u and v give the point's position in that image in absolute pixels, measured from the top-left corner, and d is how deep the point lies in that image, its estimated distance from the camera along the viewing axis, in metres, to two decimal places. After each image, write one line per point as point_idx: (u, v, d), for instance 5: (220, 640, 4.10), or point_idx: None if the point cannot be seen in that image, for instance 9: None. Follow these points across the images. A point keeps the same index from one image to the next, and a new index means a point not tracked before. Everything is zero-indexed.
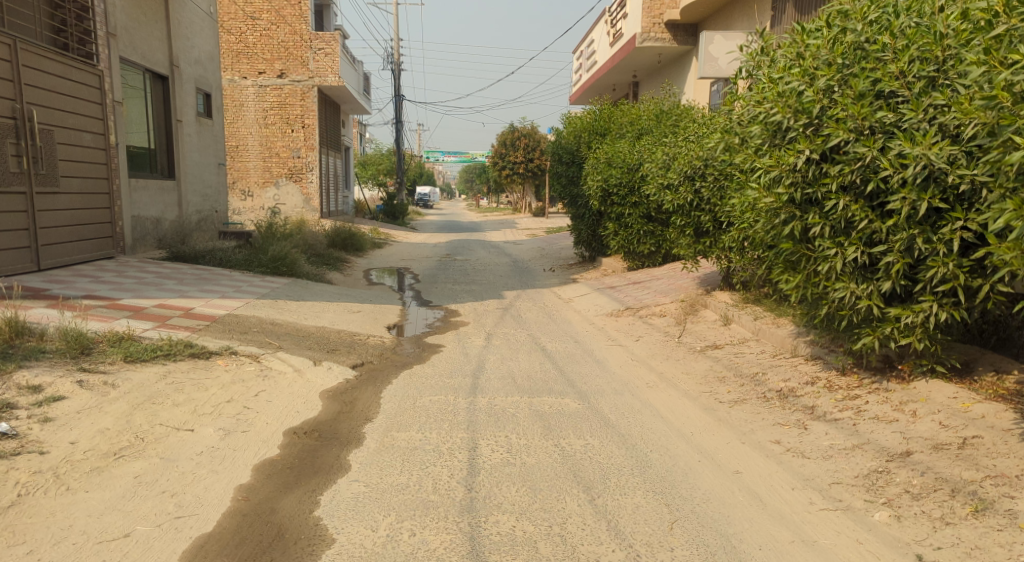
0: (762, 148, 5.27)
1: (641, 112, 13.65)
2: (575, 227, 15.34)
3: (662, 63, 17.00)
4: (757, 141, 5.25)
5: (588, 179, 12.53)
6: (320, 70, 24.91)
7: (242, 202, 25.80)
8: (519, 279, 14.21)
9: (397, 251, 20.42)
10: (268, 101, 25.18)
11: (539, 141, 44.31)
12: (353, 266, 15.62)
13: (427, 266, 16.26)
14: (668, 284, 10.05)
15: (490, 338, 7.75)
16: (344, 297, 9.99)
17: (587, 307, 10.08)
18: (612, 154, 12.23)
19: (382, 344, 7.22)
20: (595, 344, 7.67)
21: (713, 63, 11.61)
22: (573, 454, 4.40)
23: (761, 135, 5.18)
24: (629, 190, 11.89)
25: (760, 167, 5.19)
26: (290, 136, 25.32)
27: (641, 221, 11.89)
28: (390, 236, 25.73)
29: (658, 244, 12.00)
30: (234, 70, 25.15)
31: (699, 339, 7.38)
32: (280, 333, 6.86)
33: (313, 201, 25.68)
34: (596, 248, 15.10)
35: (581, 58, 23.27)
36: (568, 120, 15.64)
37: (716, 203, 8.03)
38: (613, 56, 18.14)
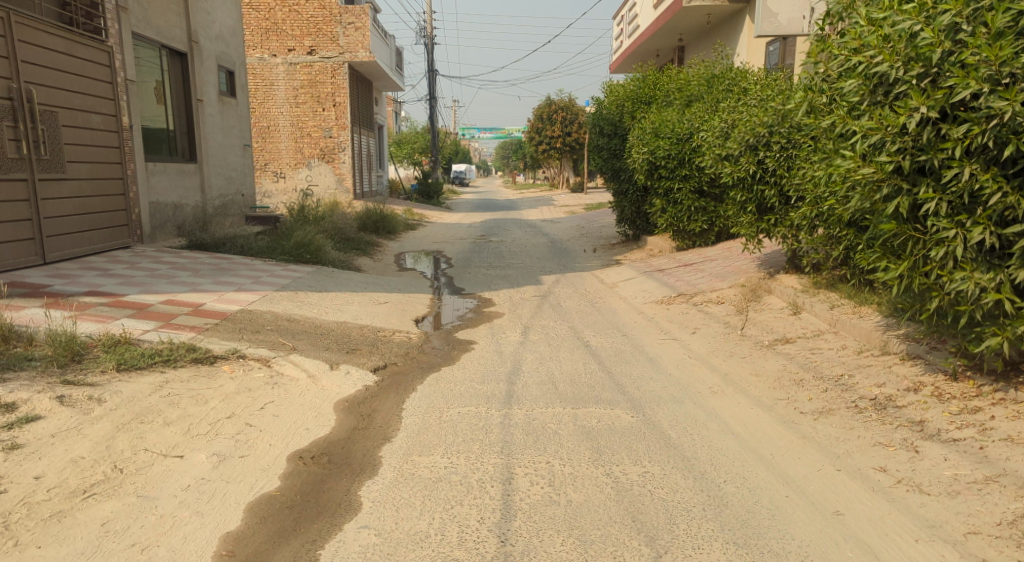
0: (859, 108, 4.42)
1: (690, 77, 12.65)
2: (617, 204, 14.45)
3: (711, 25, 15.90)
4: (853, 99, 4.40)
5: (632, 151, 11.61)
6: (351, 45, 24.25)
7: (274, 184, 25.43)
8: (557, 261, 13.43)
9: (431, 233, 19.78)
10: (298, 79, 24.62)
11: (577, 114, 43.11)
12: (384, 250, 15.03)
13: (461, 248, 15.58)
14: (721, 267, 9.17)
15: (527, 332, 7.01)
16: (371, 286, 9.36)
17: (633, 293, 9.24)
18: (659, 124, 11.31)
19: (409, 341, 6.56)
20: (644, 338, 6.86)
21: (771, 19, 10.63)
22: (630, 488, 3.63)
23: (859, 91, 4.33)
24: (679, 163, 10.97)
25: (856, 131, 4.35)
26: (321, 115, 24.80)
27: (692, 196, 10.98)
28: (424, 217, 25.15)
29: (710, 222, 11.08)
30: (264, 48, 24.62)
31: (764, 332, 6.52)
32: (296, 332, 6.23)
33: (346, 182, 25.23)
34: (641, 226, 14.23)
35: (622, 24, 22.13)
36: (609, 88, 14.63)
37: (785, 176, 7.13)
38: (657, 18, 17.06)
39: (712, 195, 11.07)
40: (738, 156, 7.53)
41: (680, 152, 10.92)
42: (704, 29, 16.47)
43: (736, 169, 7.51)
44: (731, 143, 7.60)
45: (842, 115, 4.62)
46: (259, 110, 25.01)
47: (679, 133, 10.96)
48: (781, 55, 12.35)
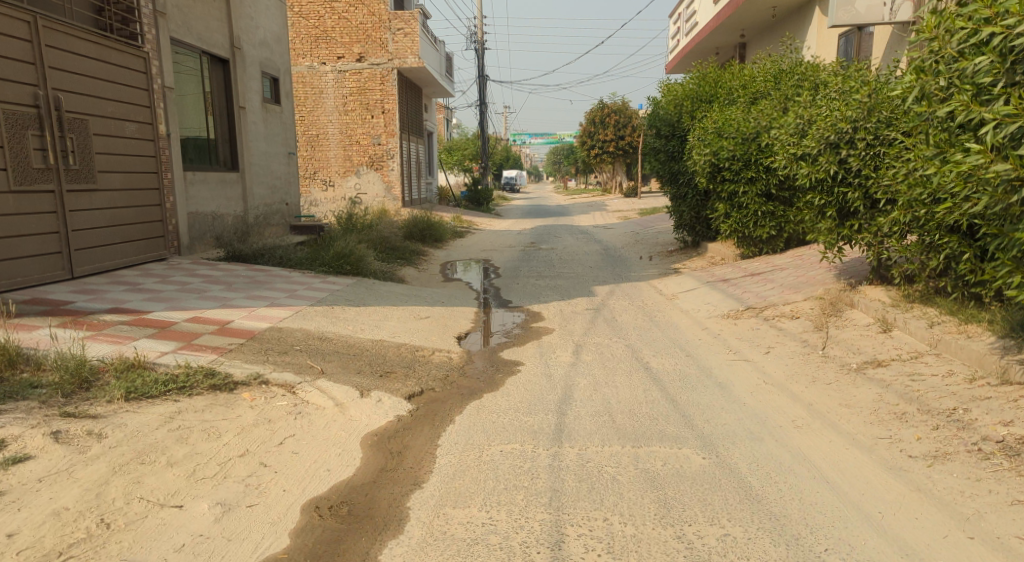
0: (992, 90, 3.94)
1: (755, 73, 11.84)
2: (676, 209, 13.70)
3: (777, 18, 15.03)
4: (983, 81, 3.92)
5: (694, 153, 10.92)
6: (399, 51, 24.06)
7: (323, 193, 25.40)
8: (611, 270, 12.73)
9: (480, 241, 19.31)
10: (347, 86, 24.55)
11: (630, 116, 42.19)
12: (430, 259, 14.59)
13: (510, 256, 15.03)
14: (793, 278, 8.36)
15: (579, 352, 6.38)
16: (413, 299, 8.87)
17: (694, 306, 8.49)
18: (723, 122, 10.56)
19: (449, 363, 6.00)
20: (709, 358, 6.14)
21: (848, 6, 9.86)
22: (707, 558, 2.96)
23: (992, 69, 3.86)
24: (744, 165, 10.21)
25: (988, 116, 3.85)
26: (370, 123, 24.68)
27: (758, 200, 10.19)
28: (473, 224, 24.75)
29: (779, 227, 10.24)
30: (314, 56, 24.57)
31: (850, 353, 5.73)
32: (327, 354, 5.73)
33: (394, 189, 25.06)
34: (701, 232, 13.46)
35: (679, 22, 21.30)
36: (665, 88, 13.89)
37: (869, 175, 6.36)
38: (718, 13, 16.24)
39: (782, 199, 10.24)
40: (816, 155, 6.80)
41: (746, 153, 10.16)
42: (770, 24, 15.60)
43: (812, 170, 6.78)
44: (807, 141, 6.88)
45: (970, 102, 4.07)
46: (308, 119, 25.01)
47: (744, 132, 10.20)
48: (857, 47, 11.47)
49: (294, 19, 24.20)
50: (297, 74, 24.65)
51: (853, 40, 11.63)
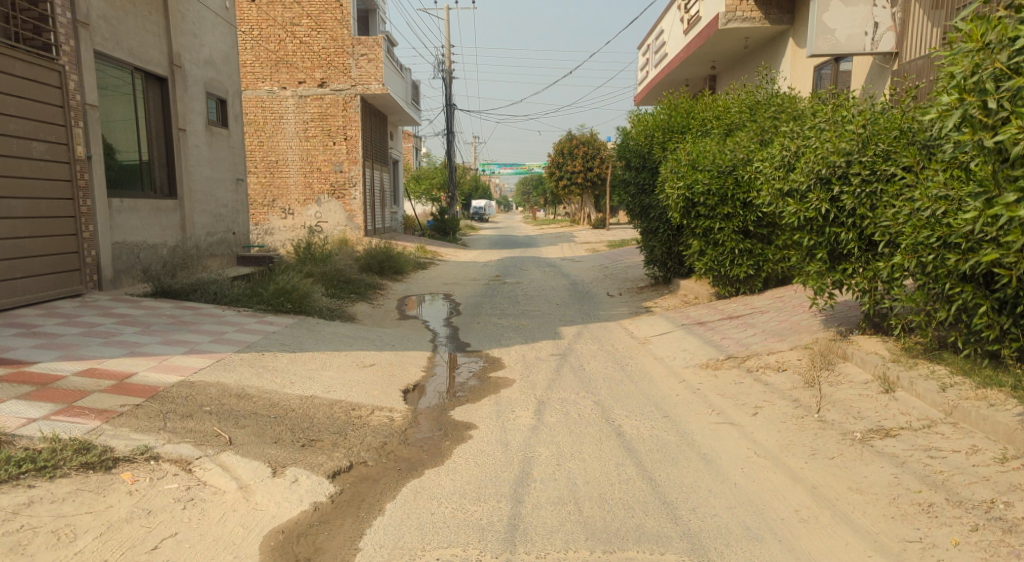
0: None
1: (729, 105, 11.29)
2: (648, 244, 13.07)
3: (749, 50, 14.68)
4: None
5: (666, 187, 10.28)
6: (363, 77, 23.41)
7: (281, 220, 24.40)
8: (579, 308, 11.98)
9: (443, 273, 18.51)
10: (308, 112, 23.77)
11: (598, 148, 42.04)
12: (386, 294, 13.72)
13: (473, 291, 14.24)
14: (777, 324, 7.67)
15: (542, 411, 5.56)
16: (360, 341, 7.98)
17: (669, 353, 7.74)
18: (697, 154, 9.93)
19: (389, 426, 5.13)
20: (691, 420, 5.36)
21: (827, 35, 9.43)
22: None
23: None
24: (721, 200, 9.57)
25: None
26: (332, 149, 23.90)
27: (735, 237, 9.55)
28: (438, 255, 23.96)
29: (757, 266, 9.61)
30: (273, 81, 23.72)
31: (850, 418, 5.00)
32: (241, 416, 4.82)
33: (357, 218, 24.21)
34: (673, 268, 12.86)
35: (648, 53, 21.04)
36: (635, 118, 13.29)
37: (865, 214, 5.70)
38: (687, 44, 15.89)
39: (760, 236, 9.63)
40: (804, 191, 6.13)
41: (722, 187, 9.52)
42: (741, 56, 15.28)
43: (801, 208, 6.11)
44: (793, 176, 6.22)
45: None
46: (267, 144, 24.07)
47: (719, 165, 9.58)
48: (834, 78, 11.10)
49: (254, 42, 23.51)
50: (256, 99, 23.76)
51: (829, 72, 11.25)
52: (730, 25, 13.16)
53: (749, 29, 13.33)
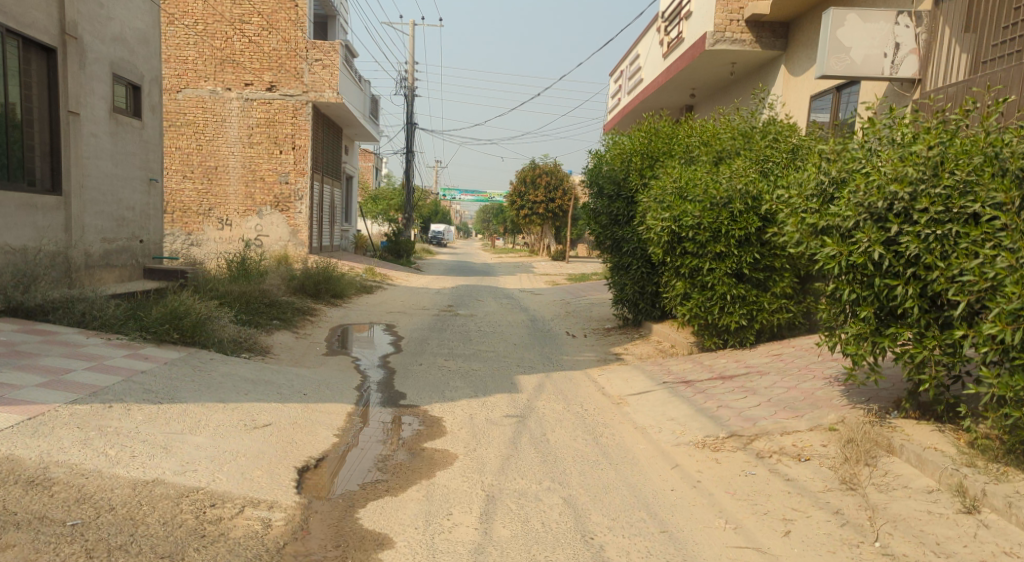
0: None
1: (719, 130, 9.95)
2: (620, 281, 11.65)
3: (734, 77, 13.53)
4: None
5: (648, 217, 8.87)
6: (316, 84, 21.87)
7: (217, 232, 22.26)
8: (540, 350, 10.40)
9: (389, 300, 16.76)
10: (254, 116, 21.94)
11: (561, 179, 41.00)
12: (318, 322, 11.93)
13: (419, 323, 12.59)
14: (784, 393, 6.22)
15: (490, 515, 3.96)
16: (262, 387, 6.23)
17: (652, 421, 6.19)
18: (686, 181, 8.53)
19: (263, 538, 3.46)
20: (699, 540, 3.79)
21: (841, 54, 8.18)
22: None
23: None
24: (713, 235, 8.16)
25: None
26: (278, 158, 22.11)
27: (727, 280, 8.15)
28: (387, 278, 22.30)
29: (751, 316, 8.22)
30: (217, 80, 21.75)
31: (931, 556, 3.56)
32: (9, 526, 3.09)
33: (301, 234, 22.37)
34: (644, 311, 11.60)
35: (621, 79, 19.93)
36: (609, 141, 11.92)
37: (934, 264, 4.25)
38: (667, 67, 14.67)
39: (754, 281, 8.24)
40: (849, 228, 4.70)
41: (715, 221, 8.10)
42: (725, 84, 14.10)
43: (844, 250, 4.65)
44: (833, 208, 4.78)
45: None
46: (206, 149, 21.97)
47: (712, 196, 8.15)
48: (834, 110, 10.02)
49: (199, 37, 21.59)
50: (197, 98, 21.72)
51: (830, 101, 10.14)
52: (717, 47, 11.96)
53: (738, 53, 12.13)
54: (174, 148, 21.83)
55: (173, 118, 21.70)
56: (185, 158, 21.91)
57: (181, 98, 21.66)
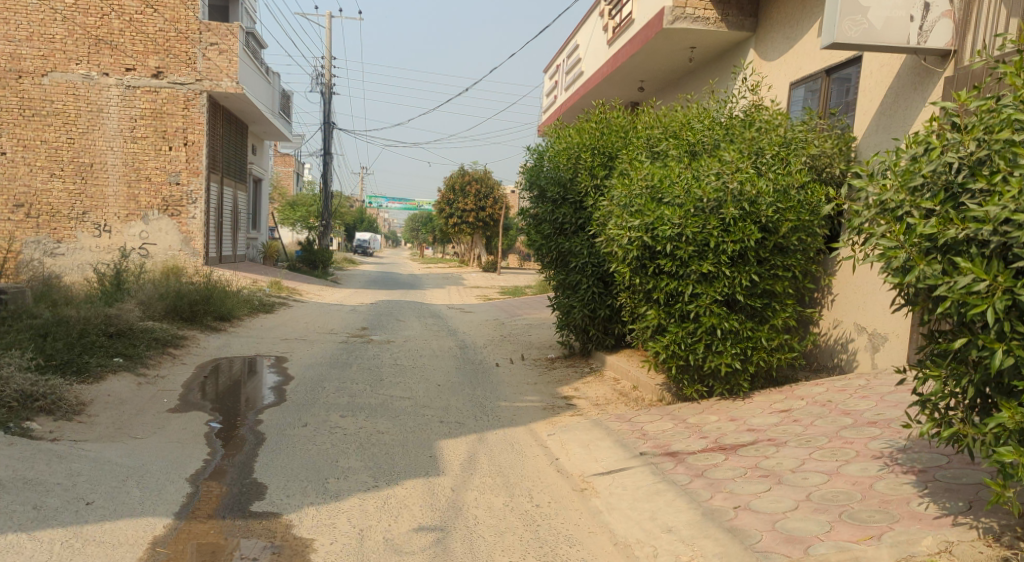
0: None
1: (689, 119, 8.00)
2: (566, 303, 9.66)
3: (694, 64, 11.71)
4: None
5: (610, 224, 6.81)
6: (211, 71, 19.16)
7: (93, 239, 18.66)
8: (471, 395, 8.17)
9: (291, 321, 14.13)
10: (137, 107, 18.78)
11: (492, 187, 39.00)
12: (186, 353, 9.32)
13: (320, 354, 10.18)
14: (826, 486, 4.23)
15: None
16: (6, 498, 3.78)
17: (640, 535, 4.09)
18: (659, 178, 6.49)
19: None
20: None
21: (856, 15, 6.34)
22: None
23: None
24: (698, 250, 6.19)
25: None
26: (166, 155, 19.03)
27: (716, 309, 6.19)
28: (296, 293, 19.66)
29: (743, 355, 6.33)
30: (92, 64, 18.38)
31: None
32: None
33: (194, 242, 19.41)
34: (597, 339, 9.83)
35: (557, 74, 18.04)
36: (554, 134, 9.84)
37: None
38: (613, 55, 12.76)
39: (748, 311, 6.34)
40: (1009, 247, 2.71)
41: (701, 232, 6.12)
42: (681, 72, 12.30)
43: (1004, 285, 2.67)
44: (977, 212, 2.78)
45: None
46: (80, 143, 18.41)
47: (696, 198, 6.16)
48: (823, 98, 8.22)
49: (69, 13, 18.17)
50: (67, 84, 18.19)
51: (818, 88, 8.33)
52: (676, 25, 10.10)
53: (699, 33, 10.30)
54: (40, 141, 18.12)
55: (38, 106, 18.05)
56: (54, 153, 18.19)
57: (47, 84, 18.05)
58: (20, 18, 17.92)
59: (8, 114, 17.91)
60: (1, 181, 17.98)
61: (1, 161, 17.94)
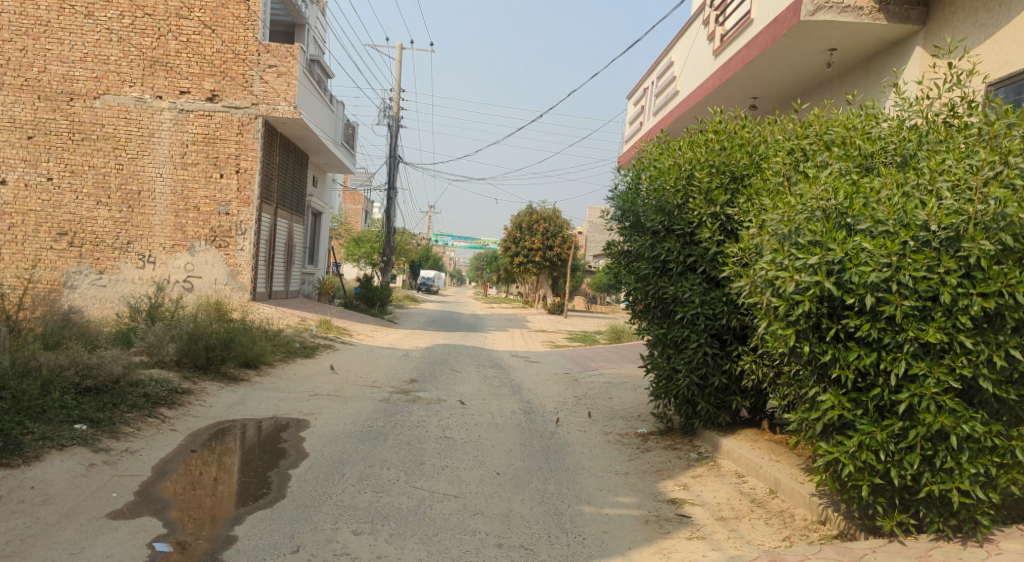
0: None
1: (856, 122, 5.75)
2: (666, 366, 7.42)
3: (829, 72, 9.39)
4: None
5: (763, 263, 4.67)
6: (268, 95, 17.96)
7: (136, 271, 17.38)
8: (542, 493, 5.91)
9: (331, 369, 12.20)
10: (189, 131, 17.62)
11: (561, 226, 37.00)
12: (184, 414, 7.40)
13: (354, 418, 8.16)
14: None
15: None
16: None
17: None
18: (846, 193, 4.28)
19: None
20: None
21: None
22: None
23: None
24: (917, 307, 3.93)
25: None
26: (217, 183, 17.70)
27: (945, 399, 3.90)
28: (345, 334, 17.87)
29: (986, 474, 3.97)
30: (145, 86, 17.37)
31: None
32: None
33: (242, 276, 17.95)
34: (708, 414, 7.47)
35: (645, 98, 15.98)
36: (658, 152, 7.68)
37: None
38: (722, 65, 10.56)
39: (994, 406, 3.98)
40: None
41: (923, 277, 3.87)
42: (809, 82, 10.00)
43: None
44: None
45: None
46: (128, 169, 17.28)
47: (916, 224, 3.91)
48: None
49: (124, 33, 17.32)
50: (119, 107, 17.21)
51: None
52: (817, 17, 7.89)
53: (846, 28, 8.03)
54: (88, 166, 17.09)
55: (88, 130, 17.09)
56: (101, 179, 17.11)
57: (99, 106, 17.12)
58: (75, 38, 17.06)
59: (57, 138, 16.94)
60: (45, 207, 16.89)
61: (46, 187, 16.88)
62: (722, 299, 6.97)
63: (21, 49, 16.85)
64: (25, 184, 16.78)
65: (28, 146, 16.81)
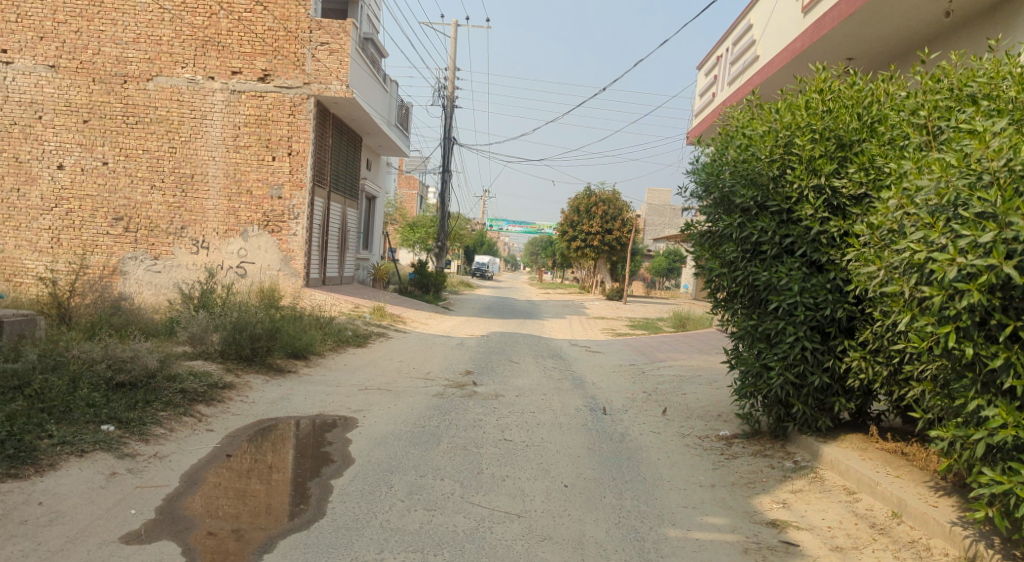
0: None
1: (1010, 72, 4.69)
2: (757, 362, 6.49)
3: (947, 23, 8.12)
4: None
5: (910, 243, 3.80)
6: (320, 74, 17.45)
7: (190, 256, 17.18)
8: (618, 512, 5.10)
9: (383, 359, 11.57)
10: (241, 113, 17.28)
11: (620, 209, 35.78)
12: (223, 409, 6.83)
13: (405, 416, 7.46)
14: None
15: None
16: None
17: None
18: None
19: None
20: None
21: None
22: None
23: None
24: None
25: None
26: (269, 166, 17.34)
27: None
28: (399, 321, 17.33)
29: None
30: (198, 67, 17.09)
31: None
32: None
33: (295, 261, 17.57)
34: (805, 418, 6.50)
35: (719, 67, 14.77)
36: (750, 118, 6.68)
37: None
38: (817, 21, 9.35)
39: None
40: None
41: None
42: (918, 37, 8.76)
43: None
44: None
45: None
46: (182, 152, 17.06)
47: None
48: None
49: (176, 13, 17.02)
50: (172, 89, 16.98)
51: None
52: None
53: None
54: (142, 150, 16.92)
55: (142, 113, 16.90)
56: (156, 162, 16.93)
57: (152, 89, 16.91)
58: (129, 20, 16.86)
59: (112, 121, 16.81)
60: (101, 192, 16.80)
61: (102, 171, 16.78)
62: (827, 286, 5.95)
63: (76, 31, 16.72)
64: (81, 168, 16.72)
65: (83, 130, 16.72)
